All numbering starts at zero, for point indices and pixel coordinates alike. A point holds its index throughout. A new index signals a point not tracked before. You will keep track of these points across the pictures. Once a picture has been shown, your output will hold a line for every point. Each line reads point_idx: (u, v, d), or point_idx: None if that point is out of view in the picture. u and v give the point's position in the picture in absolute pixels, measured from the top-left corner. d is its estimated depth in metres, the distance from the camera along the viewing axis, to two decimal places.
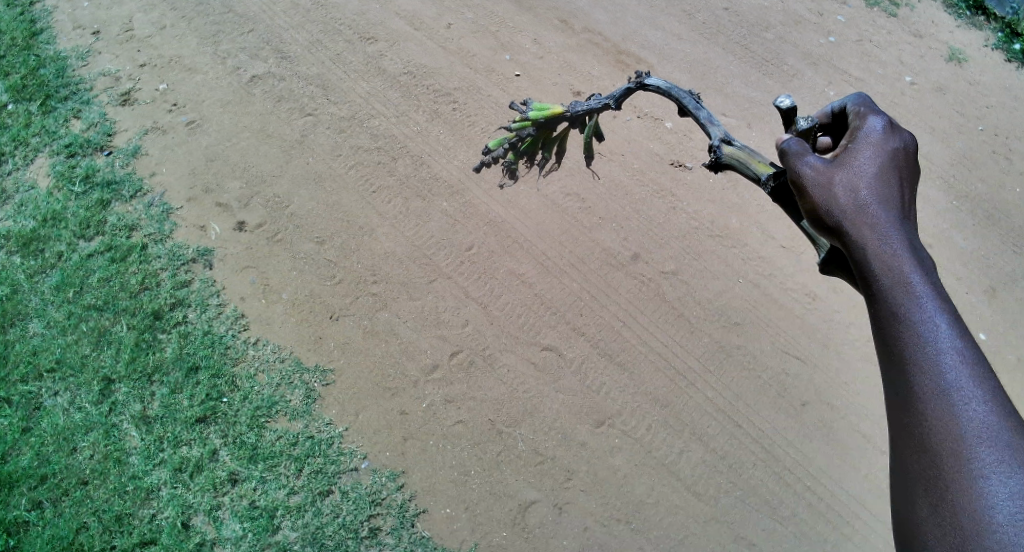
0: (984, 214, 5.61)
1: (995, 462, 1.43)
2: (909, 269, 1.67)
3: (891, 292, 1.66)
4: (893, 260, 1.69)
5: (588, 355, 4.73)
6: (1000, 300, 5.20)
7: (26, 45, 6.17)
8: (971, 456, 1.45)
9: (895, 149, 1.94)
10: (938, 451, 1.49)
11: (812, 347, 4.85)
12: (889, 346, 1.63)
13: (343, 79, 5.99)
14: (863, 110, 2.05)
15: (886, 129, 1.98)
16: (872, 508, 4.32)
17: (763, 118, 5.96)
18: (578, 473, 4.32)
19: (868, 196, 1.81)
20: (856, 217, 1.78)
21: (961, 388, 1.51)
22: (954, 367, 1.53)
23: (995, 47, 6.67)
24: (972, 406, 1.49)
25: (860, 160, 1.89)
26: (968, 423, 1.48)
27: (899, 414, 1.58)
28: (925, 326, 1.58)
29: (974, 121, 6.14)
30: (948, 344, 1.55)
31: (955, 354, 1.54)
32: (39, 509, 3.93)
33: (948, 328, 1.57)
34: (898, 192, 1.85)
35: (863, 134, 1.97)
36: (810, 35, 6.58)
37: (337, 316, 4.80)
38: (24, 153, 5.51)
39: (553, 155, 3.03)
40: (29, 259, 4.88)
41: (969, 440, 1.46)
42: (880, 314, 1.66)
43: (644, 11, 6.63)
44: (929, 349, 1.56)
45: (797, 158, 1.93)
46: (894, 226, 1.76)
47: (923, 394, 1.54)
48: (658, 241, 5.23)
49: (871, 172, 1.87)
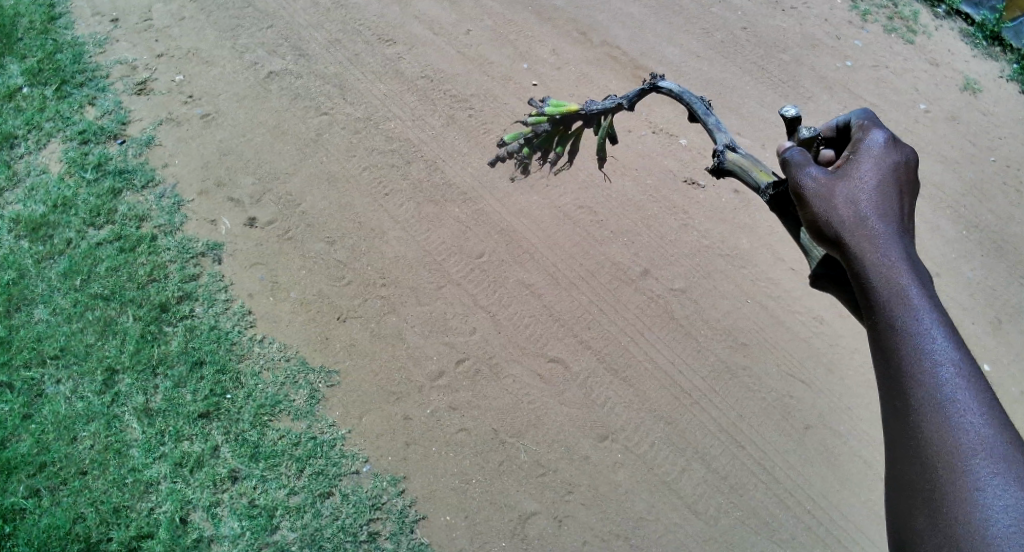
0: (993, 245, 5.62)
1: (991, 476, 1.29)
2: (906, 282, 1.54)
3: (888, 305, 1.52)
4: (891, 272, 1.56)
5: (594, 369, 4.72)
6: (1005, 332, 5.19)
7: (43, 29, 6.15)
8: (966, 468, 1.31)
9: (895, 163, 1.82)
10: (936, 465, 1.34)
11: (817, 371, 4.85)
12: (881, 362, 1.50)
13: (360, 79, 5.99)
14: (866, 125, 1.94)
15: (889, 144, 1.86)
16: (872, 536, 4.29)
17: (778, 139, 5.97)
18: (578, 486, 4.30)
19: (869, 208, 1.70)
20: (853, 227, 1.67)
21: (955, 398, 1.38)
22: (951, 378, 1.40)
23: (1009, 78, 6.70)
24: (968, 418, 1.35)
25: (861, 174, 1.78)
26: (964, 436, 1.34)
27: (894, 430, 1.44)
28: (921, 338, 1.45)
29: (986, 152, 6.15)
30: (944, 356, 1.42)
31: (951, 366, 1.41)
32: (36, 497, 3.90)
33: (945, 338, 1.44)
34: (901, 207, 1.73)
35: (864, 147, 1.87)
36: (827, 59, 6.60)
37: (344, 317, 4.78)
38: (36, 137, 5.49)
39: (567, 153, 2.96)
40: (38, 244, 4.86)
41: (963, 452, 1.33)
42: (875, 328, 1.53)
43: (663, 28, 6.66)
44: (924, 361, 1.43)
45: (797, 168, 1.83)
46: (894, 240, 1.63)
47: (917, 408, 1.40)
48: (668, 258, 5.23)
49: (871, 185, 1.75)
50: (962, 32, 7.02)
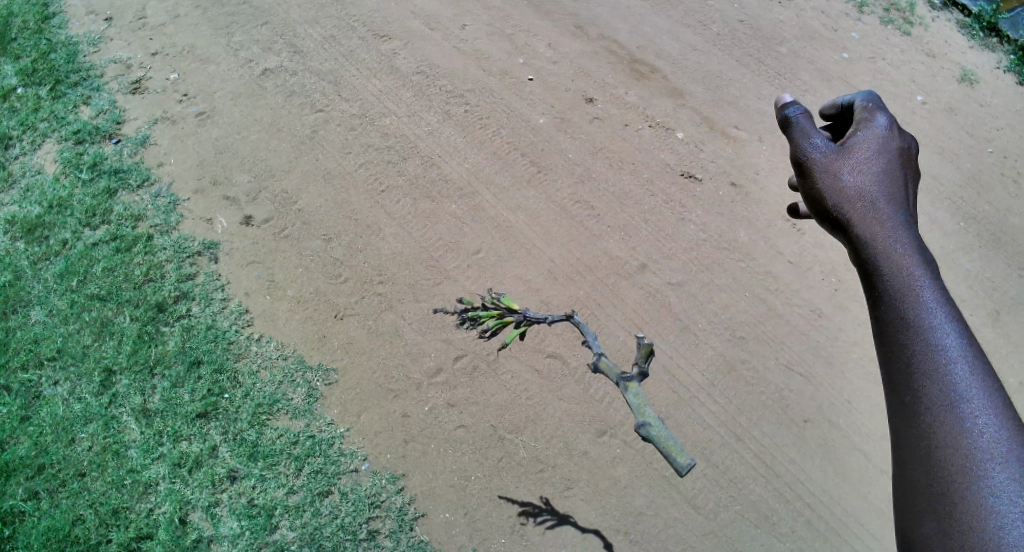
0: (991, 236, 5.60)
1: (1005, 479, 1.33)
2: (919, 278, 1.62)
3: (901, 301, 1.60)
4: (903, 269, 1.65)
5: (592, 364, 4.71)
6: (1004, 323, 5.18)
7: (37, 29, 6.12)
8: (978, 470, 1.35)
9: (897, 150, 1.93)
10: (945, 464, 1.39)
11: (816, 364, 4.84)
12: (889, 355, 1.58)
13: (356, 76, 5.96)
14: (870, 105, 2.02)
15: (893, 123, 1.97)
16: (871, 529, 4.30)
17: (775, 132, 5.95)
18: (578, 482, 4.30)
19: (876, 193, 1.85)
20: (862, 214, 1.81)
21: (967, 396, 1.44)
22: (963, 376, 1.47)
23: (1007, 69, 6.68)
24: (979, 418, 1.41)
25: (867, 161, 1.91)
26: (975, 433, 1.40)
27: (901, 424, 1.50)
28: (934, 333, 1.53)
29: (984, 143, 6.14)
30: (957, 355, 1.49)
31: (964, 365, 1.48)
32: (36, 499, 3.91)
33: (957, 335, 1.52)
34: (906, 193, 1.88)
35: (868, 130, 1.96)
36: (824, 51, 6.58)
37: (341, 315, 4.77)
38: (31, 138, 5.47)
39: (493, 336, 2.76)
40: (34, 245, 4.85)
41: (975, 450, 1.38)
42: (887, 321, 1.60)
43: (660, 20, 6.63)
44: (936, 357, 1.50)
45: (803, 147, 1.98)
46: (902, 232, 1.74)
47: (929, 402, 1.47)
48: (666, 252, 5.21)
49: (878, 168, 1.89)
50: (960, 23, 7.00)
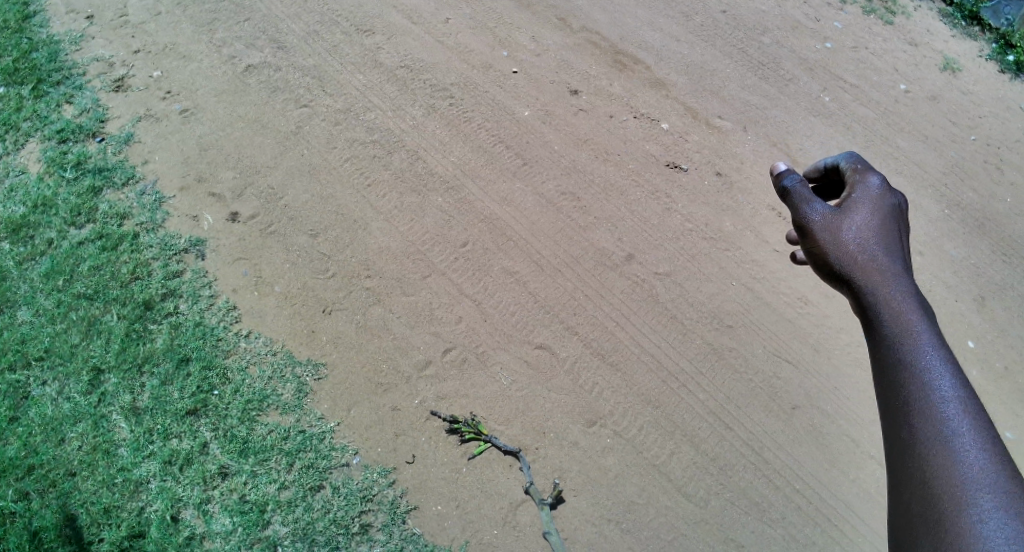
0: (974, 222, 5.67)
1: (992, 509, 1.48)
2: (915, 324, 1.81)
3: (898, 347, 1.79)
4: (902, 317, 1.84)
5: (581, 354, 4.74)
6: (990, 309, 5.23)
7: (18, 28, 6.04)
8: (970, 502, 1.50)
9: (891, 207, 2.15)
10: (939, 494, 1.54)
11: (804, 351, 4.89)
12: (889, 388, 1.76)
13: (340, 71, 5.95)
14: (860, 167, 2.25)
15: (884, 183, 2.20)
16: (860, 512, 4.36)
17: (759, 122, 5.98)
18: (569, 473, 4.33)
19: (873, 246, 2.05)
20: (863, 266, 2.00)
21: (960, 431, 1.61)
22: (955, 414, 1.63)
23: (988, 57, 6.77)
24: (971, 452, 1.57)
25: (865, 218, 2.12)
26: (966, 464, 1.56)
27: (899, 457, 1.66)
28: (929, 374, 1.71)
29: (967, 130, 6.20)
30: (950, 395, 1.66)
31: (956, 403, 1.65)
32: (26, 500, 3.89)
33: (951, 376, 1.70)
34: (901, 244, 2.08)
35: (863, 190, 2.19)
36: (807, 41, 6.61)
37: (329, 310, 4.77)
38: (14, 137, 5.41)
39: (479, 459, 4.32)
40: (18, 245, 4.80)
41: (966, 479, 1.53)
42: (887, 362, 1.79)
43: (643, 12, 6.65)
44: (931, 396, 1.67)
45: (803, 205, 2.18)
46: (902, 282, 1.94)
47: (926, 437, 1.63)
48: (653, 242, 5.24)
49: (874, 224, 2.10)
50: (941, 12, 7.08)
